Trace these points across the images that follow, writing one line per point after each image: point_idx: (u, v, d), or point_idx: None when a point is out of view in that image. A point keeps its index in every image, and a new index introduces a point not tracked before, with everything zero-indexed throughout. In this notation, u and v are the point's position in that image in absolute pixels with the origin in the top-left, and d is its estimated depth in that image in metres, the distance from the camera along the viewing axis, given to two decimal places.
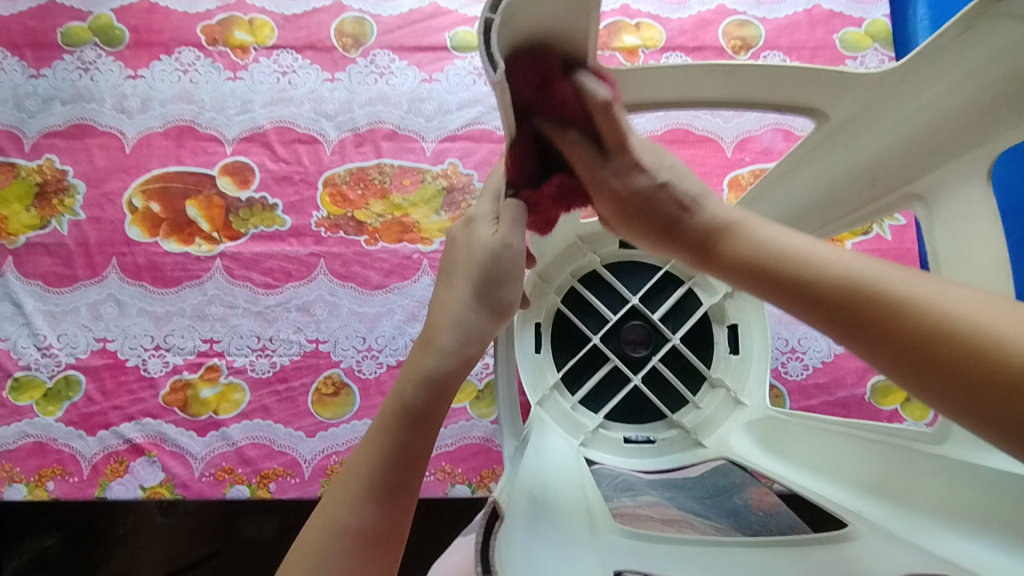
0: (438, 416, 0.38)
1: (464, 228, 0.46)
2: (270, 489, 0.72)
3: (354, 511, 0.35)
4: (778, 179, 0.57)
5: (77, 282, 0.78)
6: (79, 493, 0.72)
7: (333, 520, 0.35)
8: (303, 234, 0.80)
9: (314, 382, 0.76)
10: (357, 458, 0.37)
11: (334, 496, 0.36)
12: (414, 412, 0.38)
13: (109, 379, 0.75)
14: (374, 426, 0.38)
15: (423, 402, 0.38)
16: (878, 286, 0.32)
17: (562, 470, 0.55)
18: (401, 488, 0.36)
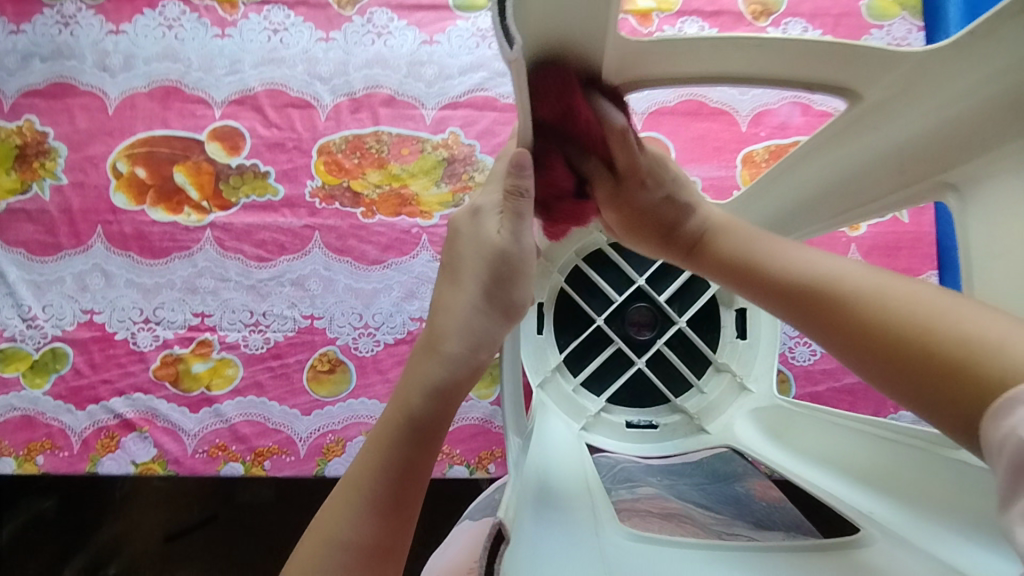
0: (442, 426, 0.39)
1: (470, 220, 0.44)
2: (265, 466, 0.71)
3: (354, 526, 0.36)
4: (788, 168, 0.55)
5: (61, 251, 0.75)
6: (70, 468, 0.71)
7: (335, 534, 0.36)
8: (297, 205, 0.76)
9: (309, 359, 0.73)
10: (358, 469, 0.38)
11: (335, 508, 0.37)
12: (417, 421, 0.38)
13: (97, 352, 0.73)
14: (375, 438, 0.38)
15: (428, 414, 0.38)
16: (827, 282, 0.37)
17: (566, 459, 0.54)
18: (402, 502, 0.37)
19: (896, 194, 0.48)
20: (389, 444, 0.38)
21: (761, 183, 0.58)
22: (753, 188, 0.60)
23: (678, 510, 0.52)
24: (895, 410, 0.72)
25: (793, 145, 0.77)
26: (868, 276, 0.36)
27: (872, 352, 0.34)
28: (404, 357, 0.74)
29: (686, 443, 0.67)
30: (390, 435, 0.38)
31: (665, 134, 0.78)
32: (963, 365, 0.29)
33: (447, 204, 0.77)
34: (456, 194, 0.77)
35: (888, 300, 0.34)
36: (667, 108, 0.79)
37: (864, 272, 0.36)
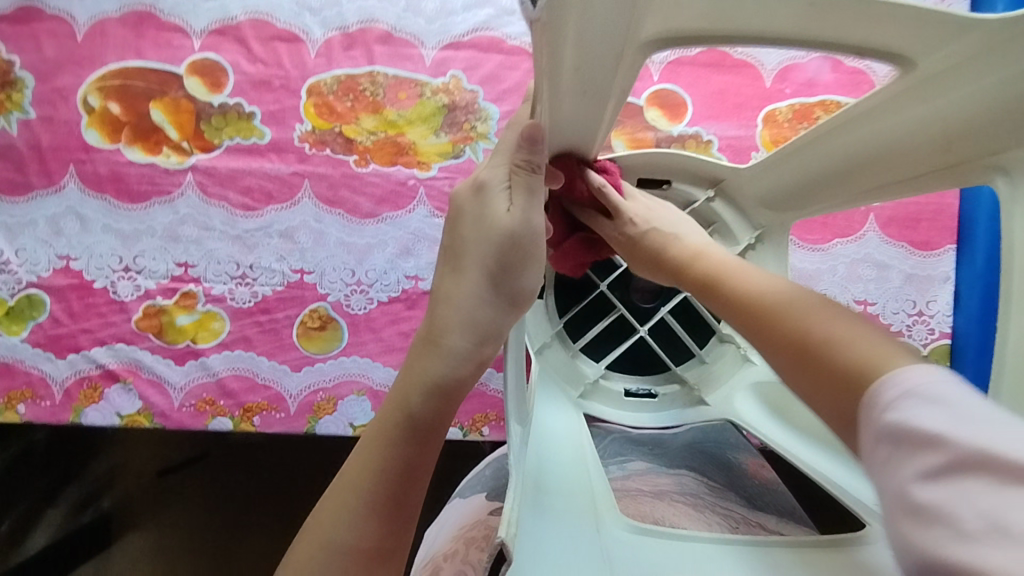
0: (442, 424, 0.41)
1: (474, 197, 0.44)
2: (254, 422, 0.68)
3: (354, 529, 0.38)
4: (832, 133, 0.52)
5: (32, 191, 0.71)
6: (52, 418, 0.67)
7: (334, 537, 0.38)
8: (285, 150, 0.72)
9: (299, 315, 0.70)
10: (356, 470, 0.40)
11: (334, 509, 0.39)
12: (417, 422, 0.40)
13: (76, 300, 0.69)
14: (373, 440, 0.40)
15: (428, 414, 0.40)
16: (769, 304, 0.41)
17: (562, 439, 0.53)
18: (401, 503, 0.39)
19: (938, 172, 0.47)
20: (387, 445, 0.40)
21: (802, 142, 0.55)
22: (792, 148, 0.56)
23: (673, 486, 0.52)
24: None
25: (819, 104, 0.72)
26: (787, 287, 0.42)
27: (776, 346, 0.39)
28: (398, 316, 0.71)
29: (685, 414, 0.65)
30: (388, 438, 0.40)
31: (683, 88, 0.73)
32: (827, 356, 0.34)
33: (446, 154, 0.73)
34: (456, 144, 0.73)
35: (791, 304, 0.39)
36: (688, 58, 0.74)
37: (782, 284, 0.42)
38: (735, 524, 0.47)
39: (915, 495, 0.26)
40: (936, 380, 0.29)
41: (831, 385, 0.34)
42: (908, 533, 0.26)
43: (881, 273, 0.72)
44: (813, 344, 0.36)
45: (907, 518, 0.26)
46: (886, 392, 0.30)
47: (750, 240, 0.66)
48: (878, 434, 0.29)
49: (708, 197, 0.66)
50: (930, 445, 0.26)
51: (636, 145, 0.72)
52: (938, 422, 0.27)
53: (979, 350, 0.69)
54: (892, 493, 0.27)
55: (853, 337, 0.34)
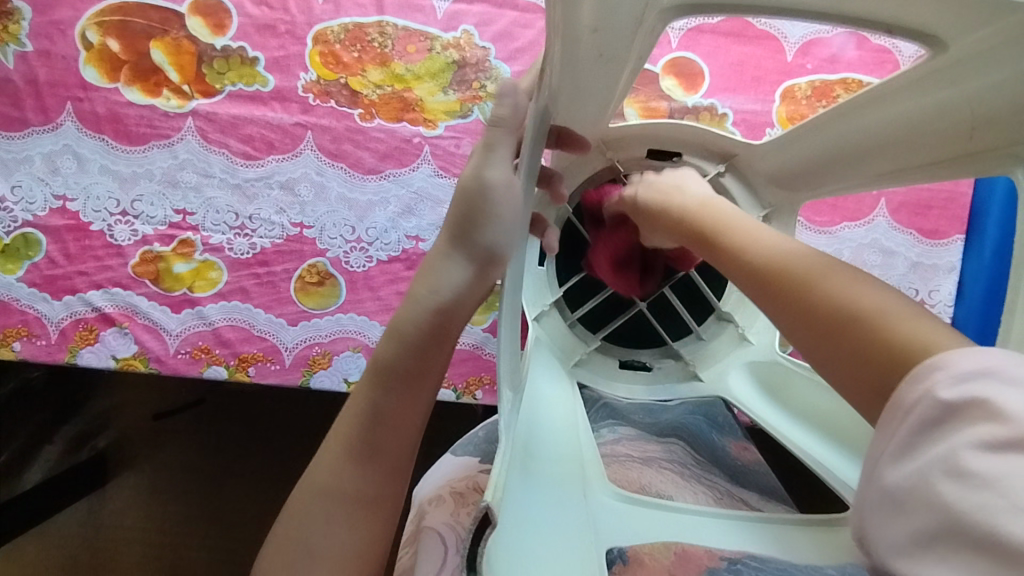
0: (412, 372, 0.42)
1: None
2: (249, 373, 0.68)
3: (338, 474, 0.41)
4: (853, 109, 0.50)
5: (28, 128, 0.69)
6: (47, 358, 0.67)
7: (328, 485, 0.41)
8: (288, 99, 0.71)
9: (297, 270, 0.70)
10: (344, 421, 0.42)
11: (327, 457, 0.42)
12: (388, 369, 0.42)
13: (72, 242, 0.68)
14: (358, 393, 0.42)
15: (399, 361, 0.42)
16: (795, 266, 0.37)
17: (554, 404, 0.53)
18: (379, 448, 0.41)
19: (958, 159, 0.45)
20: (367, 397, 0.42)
21: (821, 117, 0.53)
22: (812, 123, 0.54)
23: (663, 453, 0.52)
24: None
25: (840, 82, 0.70)
26: (797, 244, 0.39)
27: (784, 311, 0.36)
28: (397, 276, 0.70)
29: (678, 390, 0.64)
30: (369, 388, 0.42)
31: (702, 57, 0.71)
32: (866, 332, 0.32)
33: (454, 113, 0.72)
34: (464, 103, 0.72)
35: (803, 263, 0.37)
36: (710, 26, 0.72)
37: (790, 242, 0.40)
38: (719, 495, 0.48)
39: (970, 462, 0.26)
40: (1002, 358, 0.28)
41: (852, 361, 0.33)
42: (945, 493, 0.26)
43: (886, 259, 0.71)
44: (832, 313, 0.34)
45: (946, 480, 0.26)
46: (939, 366, 0.28)
47: (757, 219, 0.64)
48: (920, 401, 0.28)
49: (719, 172, 0.64)
50: (998, 418, 0.26)
51: (649, 114, 0.70)
52: (1006, 398, 0.26)
53: (977, 341, 0.69)
54: (932, 456, 0.27)
55: (876, 310, 0.33)
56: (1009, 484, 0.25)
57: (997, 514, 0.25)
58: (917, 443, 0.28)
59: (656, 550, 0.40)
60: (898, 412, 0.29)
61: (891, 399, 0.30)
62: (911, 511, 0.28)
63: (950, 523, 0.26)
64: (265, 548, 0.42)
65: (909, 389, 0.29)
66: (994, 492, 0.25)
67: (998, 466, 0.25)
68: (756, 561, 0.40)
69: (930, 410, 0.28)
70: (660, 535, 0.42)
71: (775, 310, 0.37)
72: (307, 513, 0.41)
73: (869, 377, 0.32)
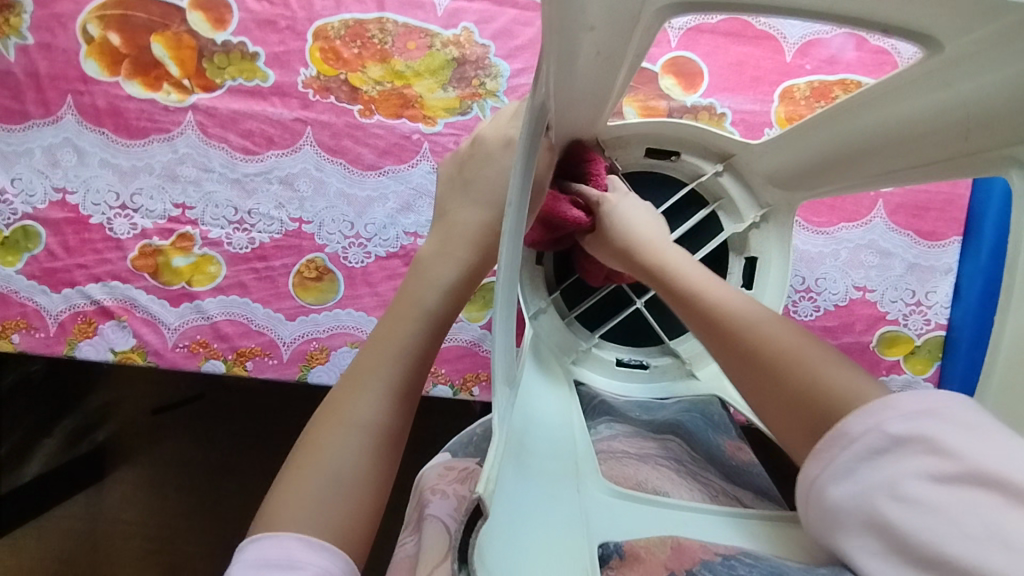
0: (445, 323, 0.50)
1: (480, 144, 0.58)
2: (247, 367, 0.68)
3: (370, 408, 0.46)
4: (854, 107, 0.50)
5: (29, 121, 0.69)
6: (46, 350, 0.67)
7: (349, 416, 0.46)
8: (288, 95, 0.71)
9: (296, 265, 0.70)
10: (366, 360, 0.48)
11: (346, 395, 0.46)
12: (430, 315, 0.49)
13: (72, 235, 0.68)
14: (381, 333, 0.48)
15: (439, 309, 0.50)
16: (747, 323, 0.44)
17: (551, 401, 0.54)
18: (410, 389, 0.48)
19: (956, 158, 0.45)
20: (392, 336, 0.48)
21: (820, 116, 0.54)
22: (813, 121, 0.54)
23: (658, 449, 0.52)
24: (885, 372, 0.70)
25: (839, 82, 0.70)
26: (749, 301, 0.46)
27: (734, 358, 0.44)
28: (395, 272, 0.70)
29: (675, 388, 0.65)
30: (393, 330, 0.48)
31: (701, 56, 0.71)
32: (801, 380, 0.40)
33: (453, 110, 0.72)
34: (464, 100, 0.72)
35: (753, 320, 0.44)
36: (709, 26, 0.72)
37: (744, 298, 0.47)
38: (714, 492, 0.48)
39: (912, 491, 0.32)
40: (941, 401, 0.34)
41: (789, 403, 0.40)
42: (888, 514, 0.33)
43: (883, 260, 0.71)
44: (778, 361, 0.41)
45: (891, 504, 0.33)
46: (887, 408, 0.35)
47: (754, 219, 0.65)
48: (866, 434, 0.35)
49: (717, 172, 0.65)
50: (939, 454, 0.32)
51: (648, 113, 0.70)
52: (945, 436, 0.32)
53: (972, 342, 0.70)
54: (874, 482, 0.34)
55: (819, 362, 0.40)
56: (950, 510, 0.31)
57: (939, 536, 0.31)
58: (864, 469, 0.34)
59: (653, 544, 0.40)
60: (835, 445, 0.36)
61: (834, 429, 0.36)
62: (856, 526, 0.34)
63: (893, 540, 0.33)
64: (274, 486, 0.45)
65: (852, 424, 0.35)
66: (936, 519, 0.31)
67: (939, 496, 0.31)
68: (751, 557, 0.38)
69: (878, 441, 0.34)
70: (658, 531, 0.42)
71: (731, 359, 0.44)
72: (325, 444, 0.45)
73: (806, 421, 0.39)
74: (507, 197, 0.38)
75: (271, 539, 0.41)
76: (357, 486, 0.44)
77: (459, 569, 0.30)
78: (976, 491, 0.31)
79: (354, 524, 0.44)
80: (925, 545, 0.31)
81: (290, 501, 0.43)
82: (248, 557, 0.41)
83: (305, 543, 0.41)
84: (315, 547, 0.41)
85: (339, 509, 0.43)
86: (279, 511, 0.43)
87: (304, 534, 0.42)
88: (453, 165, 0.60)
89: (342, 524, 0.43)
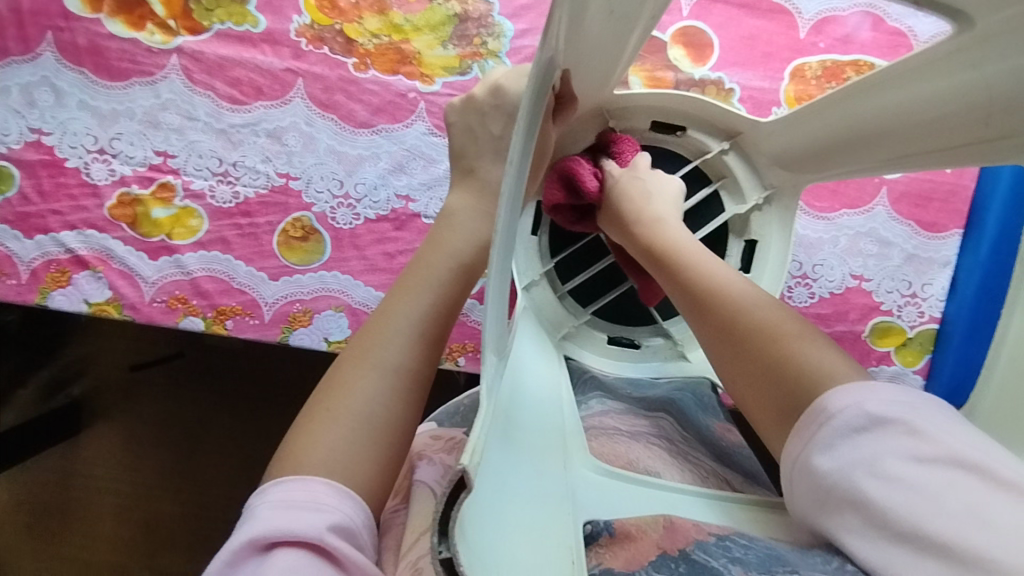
0: (478, 271, 0.51)
1: (490, 93, 0.58)
2: (227, 326, 0.66)
3: (402, 352, 0.46)
4: (872, 86, 0.49)
5: (5, 56, 0.66)
6: (17, 298, 0.64)
7: (381, 359, 0.45)
8: (279, 43, 0.68)
9: (281, 223, 0.67)
10: (397, 305, 0.47)
11: (376, 338, 0.46)
12: (470, 264, 0.50)
13: (47, 179, 0.65)
14: (415, 282, 0.48)
15: (475, 257, 0.50)
16: (741, 306, 0.44)
17: (545, 376, 0.53)
18: (442, 337, 0.48)
19: (973, 144, 0.43)
20: (426, 284, 0.48)
21: (834, 94, 0.52)
22: (827, 99, 0.53)
23: (650, 428, 0.51)
24: (876, 363, 0.69)
25: (852, 63, 0.68)
26: (735, 278, 0.47)
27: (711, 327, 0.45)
28: (384, 235, 0.68)
29: (666, 368, 0.63)
30: (427, 278, 0.49)
31: (713, 28, 0.69)
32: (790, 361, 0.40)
33: (452, 69, 0.69)
34: (464, 59, 0.69)
35: (739, 293, 0.45)
36: None
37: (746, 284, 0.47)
38: (705, 474, 0.47)
39: (896, 469, 0.32)
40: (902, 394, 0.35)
41: (761, 373, 0.41)
42: (868, 490, 0.33)
43: (883, 250, 0.70)
44: (755, 335, 0.42)
45: (872, 480, 0.33)
46: (869, 390, 0.35)
47: (757, 200, 0.63)
48: (847, 410, 0.35)
49: (723, 150, 0.63)
50: (917, 437, 0.33)
51: (654, 84, 0.68)
52: (926, 423, 0.33)
53: (965, 337, 0.68)
54: (856, 458, 0.34)
55: (797, 338, 0.41)
56: (935, 492, 0.31)
57: (921, 515, 0.31)
58: (844, 445, 0.35)
59: (645, 523, 0.39)
60: (815, 420, 0.36)
61: (815, 406, 0.37)
62: (836, 504, 0.34)
63: (872, 517, 0.32)
64: (298, 425, 0.44)
65: (833, 401, 0.36)
66: (917, 495, 0.31)
67: (920, 475, 0.32)
68: (746, 539, 0.37)
69: (858, 419, 0.35)
70: (648, 510, 0.41)
71: (720, 338, 0.44)
72: (354, 385, 0.44)
73: (778, 393, 0.39)
74: (508, 153, 0.34)
75: (295, 480, 0.40)
76: (383, 430, 0.43)
77: (438, 543, 0.29)
78: (957, 474, 0.31)
79: (376, 468, 0.42)
80: (904, 521, 0.31)
81: (316, 441, 0.42)
82: (271, 498, 0.39)
83: (331, 488, 0.40)
84: (340, 493, 0.40)
85: (365, 451, 0.42)
86: (303, 451, 0.42)
87: (329, 476, 0.41)
88: (463, 110, 0.59)
89: (370, 466, 0.42)
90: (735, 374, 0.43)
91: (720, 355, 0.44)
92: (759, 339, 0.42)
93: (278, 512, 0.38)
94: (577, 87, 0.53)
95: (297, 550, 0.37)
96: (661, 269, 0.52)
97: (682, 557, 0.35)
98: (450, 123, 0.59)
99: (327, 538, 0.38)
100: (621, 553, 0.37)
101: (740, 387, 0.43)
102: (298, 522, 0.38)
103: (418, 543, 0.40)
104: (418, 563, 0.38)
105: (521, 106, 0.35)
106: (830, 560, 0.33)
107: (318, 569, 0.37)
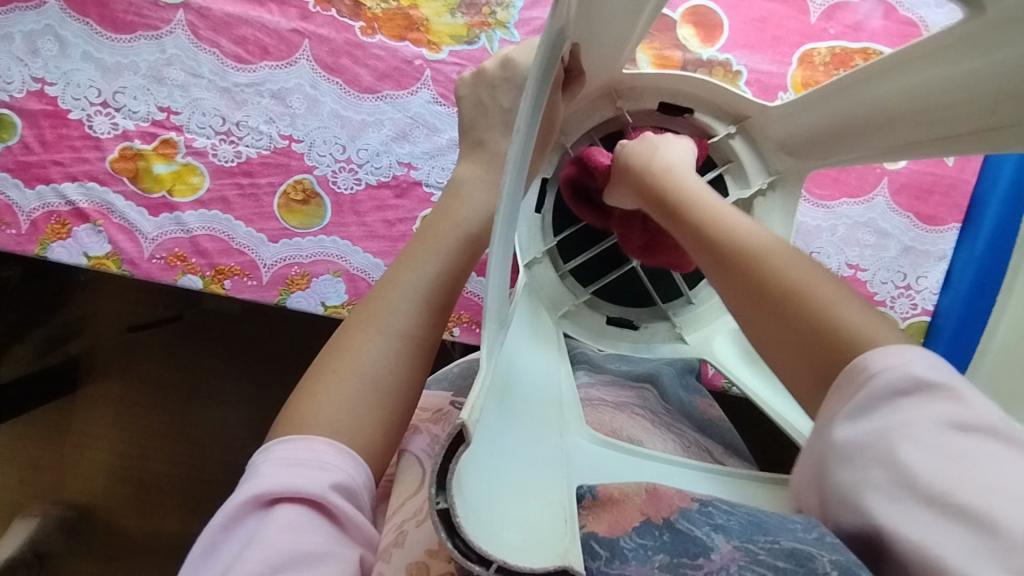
0: (484, 244, 0.51)
1: (500, 66, 0.58)
2: (224, 286, 0.66)
3: (408, 318, 0.46)
4: (888, 69, 0.48)
5: (12, 4, 0.66)
6: (16, 248, 0.64)
7: (387, 324, 0.46)
8: (287, 3, 0.68)
9: (282, 184, 0.67)
10: (403, 273, 0.48)
11: (383, 303, 0.46)
12: (476, 237, 0.51)
13: (49, 130, 0.65)
14: (422, 250, 0.49)
15: (480, 230, 0.51)
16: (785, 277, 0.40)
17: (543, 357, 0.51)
18: (448, 306, 0.48)
19: (977, 133, 0.44)
20: (432, 253, 0.49)
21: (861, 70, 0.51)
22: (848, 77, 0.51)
23: (635, 399, 0.53)
24: None
25: (861, 51, 0.68)
26: (762, 228, 0.45)
27: (745, 290, 0.42)
28: (385, 203, 0.68)
29: (660, 350, 0.63)
30: (434, 246, 0.49)
31: (723, 9, 0.69)
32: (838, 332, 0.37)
33: (459, 38, 0.69)
34: (472, 28, 0.69)
35: (763, 246, 0.43)
36: None
37: (775, 241, 0.43)
38: (687, 445, 0.48)
39: (938, 440, 0.31)
40: (928, 366, 0.34)
41: (800, 339, 0.38)
42: (906, 454, 0.32)
43: (880, 241, 0.70)
44: (798, 296, 0.39)
45: (909, 444, 0.32)
46: (913, 356, 0.34)
47: (761, 185, 0.63)
48: (890, 372, 0.34)
49: (729, 133, 0.63)
50: (958, 406, 0.32)
51: (662, 62, 0.68)
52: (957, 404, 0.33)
53: (956, 332, 0.68)
54: (892, 421, 0.33)
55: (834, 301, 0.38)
56: (968, 459, 0.30)
57: (955, 482, 0.30)
58: (881, 407, 0.34)
59: (629, 487, 0.39)
60: (855, 381, 0.35)
61: (855, 366, 0.35)
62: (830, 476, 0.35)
63: (902, 477, 0.32)
64: (303, 386, 0.44)
65: (876, 361, 0.35)
66: (952, 464, 0.31)
67: (959, 443, 0.31)
68: (727, 505, 0.37)
69: (901, 380, 0.33)
70: (637, 477, 0.41)
71: (766, 313, 0.40)
72: (360, 348, 0.45)
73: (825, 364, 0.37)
74: (516, 122, 0.33)
75: (298, 438, 0.40)
76: (386, 393, 0.44)
77: (435, 494, 0.28)
78: None
79: (380, 430, 0.43)
80: (936, 485, 0.30)
81: (323, 401, 0.42)
82: (274, 456, 0.40)
83: (335, 448, 0.40)
84: (344, 453, 0.41)
85: (370, 411, 0.43)
86: (309, 411, 0.42)
87: (333, 437, 0.41)
88: (473, 83, 0.59)
89: (373, 428, 0.43)
90: (769, 336, 0.40)
91: (765, 322, 0.40)
92: (791, 299, 0.39)
93: (279, 470, 0.39)
94: (586, 62, 0.53)
95: (297, 507, 0.38)
96: (686, 232, 0.49)
97: (665, 526, 0.35)
98: (460, 96, 0.60)
99: (328, 495, 0.39)
100: (604, 515, 0.37)
101: (761, 336, 0.41)
102: (298, 478, 0.38)
103: (404, 507, 0.41)
104: (403, 526, 0.40)
105: (529, 76, 0.34)
106: (811, 529, 0.33)
107: (317, 526, 0.37)
